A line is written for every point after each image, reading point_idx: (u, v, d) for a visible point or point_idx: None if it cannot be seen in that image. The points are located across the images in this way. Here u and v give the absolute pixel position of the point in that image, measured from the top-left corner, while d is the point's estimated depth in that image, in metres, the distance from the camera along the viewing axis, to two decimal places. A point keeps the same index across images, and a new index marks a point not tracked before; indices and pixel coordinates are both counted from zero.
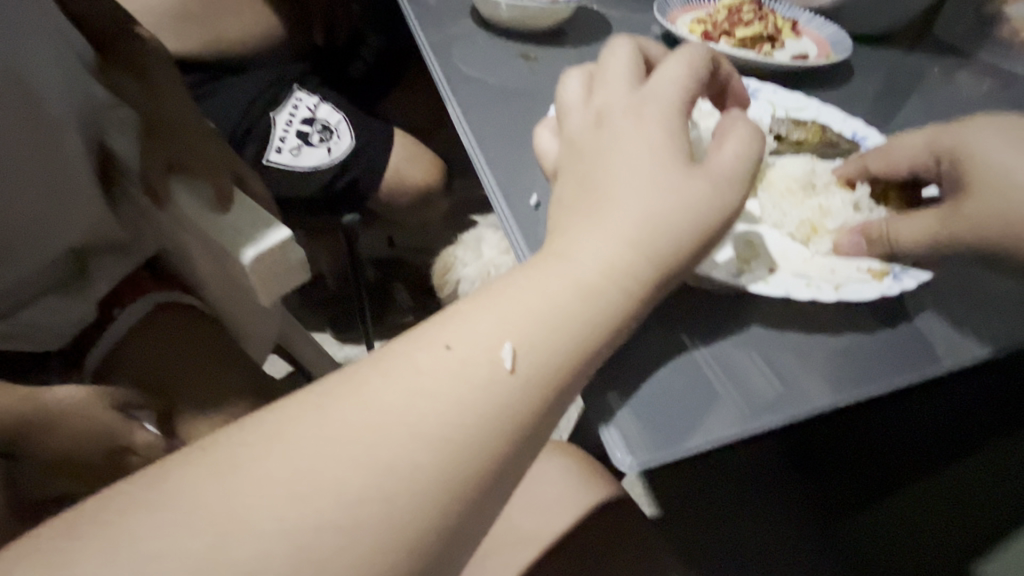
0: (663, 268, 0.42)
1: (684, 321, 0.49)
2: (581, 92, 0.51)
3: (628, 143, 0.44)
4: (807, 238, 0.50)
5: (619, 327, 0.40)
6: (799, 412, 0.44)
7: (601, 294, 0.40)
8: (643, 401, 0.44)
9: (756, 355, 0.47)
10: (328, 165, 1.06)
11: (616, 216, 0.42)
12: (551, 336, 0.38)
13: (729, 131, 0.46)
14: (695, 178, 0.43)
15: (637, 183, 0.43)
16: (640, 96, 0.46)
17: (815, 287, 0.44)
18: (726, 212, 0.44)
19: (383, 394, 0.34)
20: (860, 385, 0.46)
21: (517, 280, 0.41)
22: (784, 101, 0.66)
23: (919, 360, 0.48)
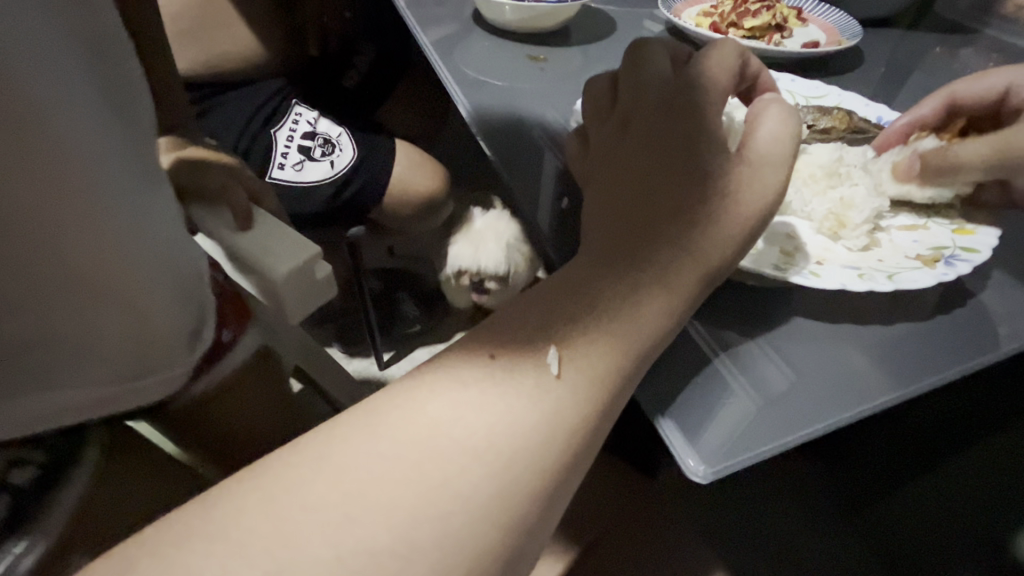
0: (710, 260, 0.39)
1: (729, 317, 0.45)
2: (606, 83, 0.48)
3: (660, 133, 0.41)
4: (836, 233, 0.47)
5: (666, 327, 0.38)
6: (865, 406, 0.40)
7: (646, 292, 0.37)
8: (696, 400, 0.40)
9: (804, 350, 0.44)
10: (331, 179, 1.05)
11: (653, 208, 0.39)
12: (601, 340, 0.36)
13: (763, 113, 0.42)
14: (732, 164, 0.39)
15: (673, 172, 0.39)
16: (667, 88, 0.43)
17: (870, 278, 0.41)
18: (771, 196, 0.39)
19: (430, 407, 0.32)
20: (917, 377, 0.43)
21: (559, 282, 0.38)
22: (803, 89, 0.65)
23: (967, 350, 0.45)
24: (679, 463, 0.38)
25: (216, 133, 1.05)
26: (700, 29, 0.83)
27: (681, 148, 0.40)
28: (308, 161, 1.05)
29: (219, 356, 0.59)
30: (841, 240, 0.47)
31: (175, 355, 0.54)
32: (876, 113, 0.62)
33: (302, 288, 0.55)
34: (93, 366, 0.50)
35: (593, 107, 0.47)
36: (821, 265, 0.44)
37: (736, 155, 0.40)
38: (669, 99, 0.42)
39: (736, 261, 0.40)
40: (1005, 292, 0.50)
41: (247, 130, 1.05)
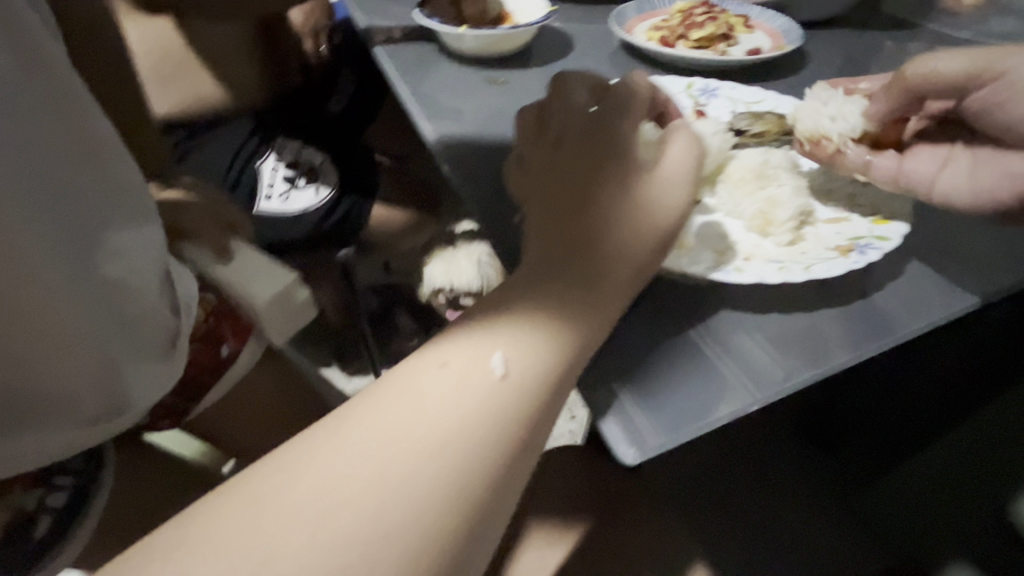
0: (631, 267, 0.42)
1: (673, 310, 0.47)
2: (534, 112, 0.51)
3: (585, 156, 0.45)
4: (764, 230, 0.51)
5: (603, 326, 0.40)
6: (790, 386, 0.42)
7: (580, 295, 0.39)
8: (631, 392, 0.42)
9: (733, 338, 0.45)
10: (316, 206, 1.10)
11: (584, 225, 0.42)
12: (542, 341, 0.37)
13: (670, 133, 0.47)
14: (641, 181, 0.44)
15: (600, 189, 0.43)
16: (588, 116, 0.48)
17: (786, 270, 0.46)
18: (680, 206, 0.44)
19: (381, 413, 0.33)
20: (842, 355, 0.44)
21: (501, 294, 0.40)
22: (743, 96, 0.69)
23: (891, 326, 0.46)
24: (617, 454, 0.39)
25: (209, 167, 1.10)
26: (651, 43, 0.88)
27: (603, 169, 0.44)
28: (293, 190, 1.11)
29: (222, 369, 0.69)
30: (769, 236, 0.51)
31: (158, 365, 0.59)
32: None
33: (285, 311, 0.59)
34: (77, 397, 0.52)
35: (520, 134, 0.50)
36: (747, 261, 0.48)
37: (646, 172, 0.44)
38: (588, 127, 0.47)
39: (660, 260, 0.44)
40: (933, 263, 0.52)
41: (234, 165, 1.11)
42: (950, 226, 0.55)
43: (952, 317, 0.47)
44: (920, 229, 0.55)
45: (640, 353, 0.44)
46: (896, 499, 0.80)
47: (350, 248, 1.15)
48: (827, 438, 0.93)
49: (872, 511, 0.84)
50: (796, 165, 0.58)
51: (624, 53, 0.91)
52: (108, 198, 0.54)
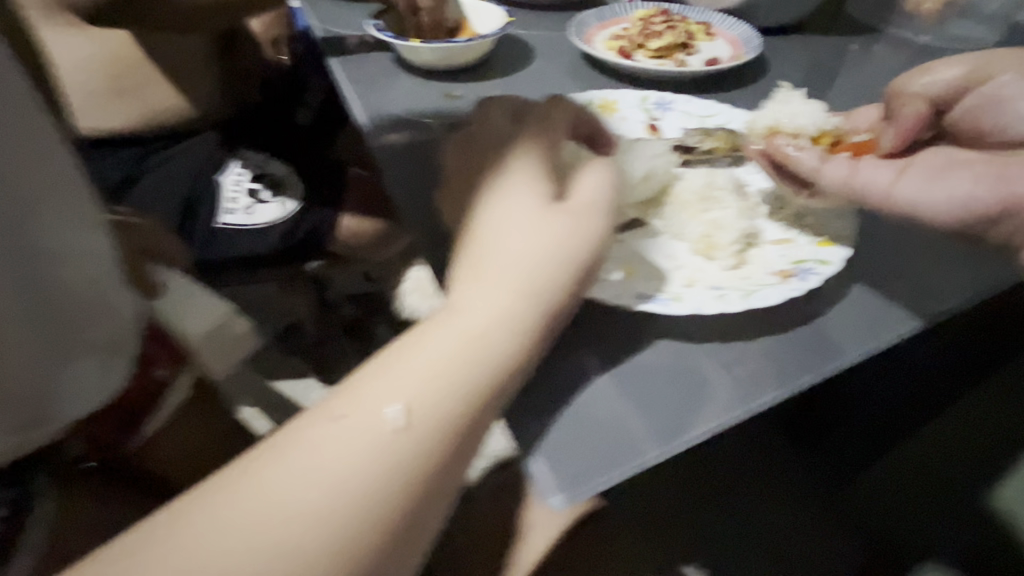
0: (553, 300, 0.39)
1: (617, 341, 0.46)
2: (461, 140, 0.50)
3: (500, 186, 0.43)
4: (706, 255, 0.51)
5: (522, 365, 0.37)
6: (724, 421, 0.41)
7: (496, 334, 0.37)
8: (561, 431, 0.40)
9: (668, 369, 0.44)
10: (283, 218, 1.06)
11: (495, 259, 0.40)
12: (446, 387, 0.34)
13: (588, 163, 0.45)
14: (554, 210, 0.41)
15: (513, 223, 0.41)
16: (509, 143, 0.45)
17: (721, 299, 0.45)
18: (597, 234, 0.42)
19: (270, 476, 0.30)
20: (778, 386, 0.43)
21: (411, 337, 0.38)
22: (697, 109, 0.68)
23: (829, 353, 0.45)
24: (545, 499, 0.38)
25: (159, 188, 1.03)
26: (609, 53, 0.86)
27: (515, 199, 0.42)
28: (257, 204, 1.06)
29: (153, 398, 0.60)
30: (713, 260, 0.50)
31: (94, 369, 0.52)
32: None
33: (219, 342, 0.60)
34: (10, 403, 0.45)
35: (447, 165, 0.50)
36: (684, 290, 0.47)
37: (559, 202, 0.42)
38: (501, 155, 0.45)
39: (580, 296, 0.41)
40: (877, 282, 0.51)
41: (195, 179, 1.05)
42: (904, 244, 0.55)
43: (891, 341, 0.47)
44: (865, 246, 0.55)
45: (572, 387, 0.43)
46: (876, 487, 0.69)
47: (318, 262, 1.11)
48: (804, 435, 0.87)
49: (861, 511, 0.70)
50: (741, 185, 0.57)
51: (584, 63, 0.89)
52: (52, 193, 0.49)
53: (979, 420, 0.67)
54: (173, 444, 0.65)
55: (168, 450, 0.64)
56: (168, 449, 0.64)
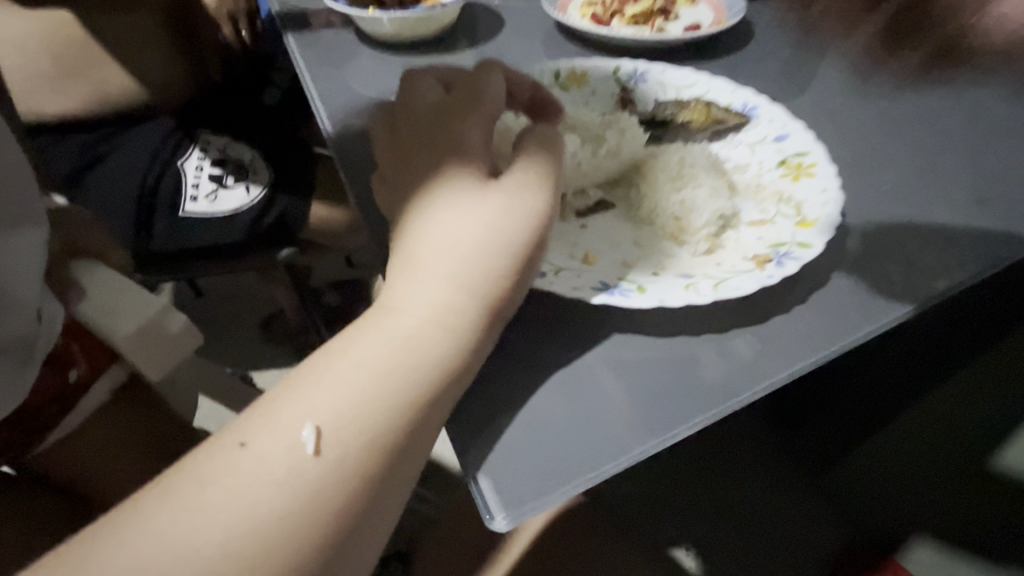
0: (492, 295, 0.35)
1: (581, 338, 0.42)
2: (388, 117, 0.44)
3: (435, 168, 0.38)
4: (678, 239, 0.46)
5: (457, 371, 0.33)
6: (690, 424, 0.37)
7: (426, 338, 0.32)
8: (509, 442, 0.36)
9: (631, 365, 0.40)
10: (250, 205, 0.96)
11: (428, 250, 0.35)
12: (360, 400, 0.30)
13: (529, 134, 0.40)
14: (489, 192, 0.36)
15: (446, 209, 0.36)
16: (443, 118, 0.40)
17: (689, 290, 0.40)
18: (540, 216, 0.37)
19: (154, 524, 0.26)
20: (751, 383, 0.39)
21: (327, 347, 0.33)
22: (673, 79, 0.61)
23: (810, 344, 0.41)
24: (490, 520, 0.34)
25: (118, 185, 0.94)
26: (583, 21, 0.80)
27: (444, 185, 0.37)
28: (221, 189, 0.96)
29: (70, 398, 0.56)
30: (684, 244, 0.46)
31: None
32: (783, 130, 0.54)
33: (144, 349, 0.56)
34: None
35: (378, 146, 0.44)
36: (651, 280, 0.42)
37: (495, 182, 0.37)
38: (430, 136, 0.39)
39: (529, 282, 0.37)
40: (862, 269, 0.47)
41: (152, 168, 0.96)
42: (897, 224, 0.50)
43: (876, 329, 0.42)
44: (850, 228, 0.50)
45: (523, 392, 0.39)
46: (863, 470, 0.69)
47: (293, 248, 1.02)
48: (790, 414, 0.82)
49: (850, 492, 0.70)
50: (716, 162, 0.52)
51: (557, 33, 0.83)
52: None
53: (964, 405, 0.62)
54: (96, 448, 0.59)
55: (86, 456, 0.58)
56: (86, 454, 0.58)
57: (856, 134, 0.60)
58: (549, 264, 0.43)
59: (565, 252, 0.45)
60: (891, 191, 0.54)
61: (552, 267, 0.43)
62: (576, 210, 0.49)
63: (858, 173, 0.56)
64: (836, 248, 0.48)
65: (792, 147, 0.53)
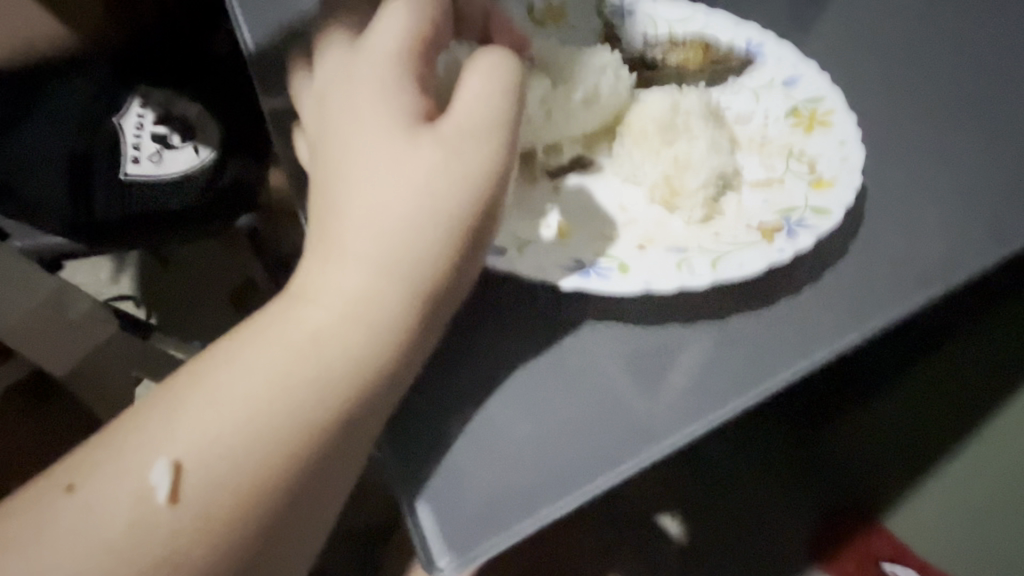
0: (423, 282, 0.27)
1: (547, 334, 0.34)
2: (303, 56, 0.34)
3: (348, 112, 0.29)
4: (666, 204, 0.39)
5: (377, 380, 0.26)
6: (665, 446, 0.31)
7: (330, 343, 0.26)
8: (454, 463, 0.30)
9: (605, 364, 0.33)
10: (201, 167, 0.65)
11: (337, 227, 0.27)
12: (238, 430, 0.24)
13: (474, 63, 0.30)
14: (420, 148, 0.27)
15: (360, 172, 0.28)
16: (358, 50, 0.30)
17: (678, 275, 0.33)
18: (487, 180, 0.28)
19: None
20: (740, 390, 0.33)
21: (210, 351, 0.27)
22: (668, 10, 0.50)
23: (817, 338, 0.35)
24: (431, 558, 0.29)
25: (43, 155, 0.62)
26: None
27: (363, 135, 0.28)
28: (164, 151, 0.65)
29: None
30: (675, 210, 0.38)
31: None
32: (794, 72, 0.45)
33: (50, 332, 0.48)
34: None
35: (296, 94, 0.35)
36: (632, 257, 0.35)
37: (427, 131, 0.28)
38: (345, 71, 0.30)
39: (474, 265, 0.28)
40: (889, 237, 0.39)
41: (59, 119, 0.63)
42: (936, 181, 0.41)
43: (894, 319, 0.36)
44: (881, 184, 0.41)
45: (474, 397, 0.32)
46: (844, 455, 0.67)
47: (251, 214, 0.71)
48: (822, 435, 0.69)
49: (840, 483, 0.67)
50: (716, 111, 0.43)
51: None
52: None
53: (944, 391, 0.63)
54: None
55: None
56: None
57: (910, 59, 0.48)
58: (513, 238, 0.36)
59: (533, 222, 0.37)
60: (940, 137, 0.43)
61: (516, 241, 0.35)
62: (548, 170, 0.41)
63: (903, 113, 0.44)
64: (859, 208, 0.39)
65: (804, 92, 0.44)
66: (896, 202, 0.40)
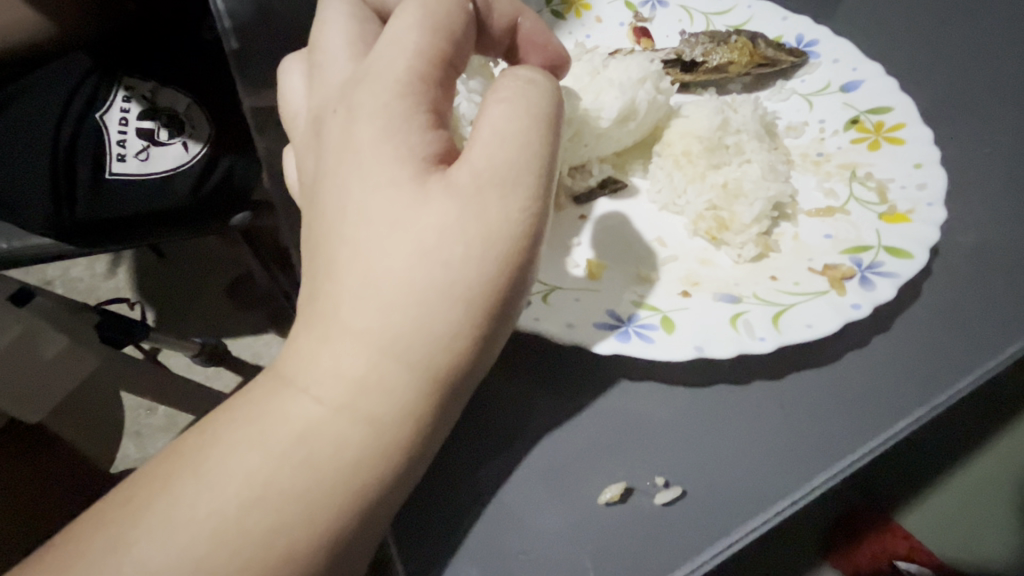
0: (436, 367, 0.22)
1: (577, 400, 0.30)
2: (295, 72, 0.29)
3: (344, 154, 0.24)
4: (714, 238, 0.34)
5: (378, 487, 0.22)
6: (717, 545, 0.26)
7: (321, 455, 0.21)
8: (471, 556, 0.26)
9: (646, 432, 0.29)
10: (194, 165, 0.53)
11: (329, 302, 0.22)
12: (204, 561, 0.20)
13: (497, 88, 0.24)
14: (430, 200, 0.22)
15: (358, 232, 0.23)
16: (355, 72, 0.24)
17: (735, 338, 0.27)
18: (513, 239, 0.22)
19: None
20: (803, 472, 0.28)
21: (177, 448, 0.23)
22: (703, 3, 0.45)
23: (897, 401, 0.29)
24: None
25: (21, 158, 0.51)
26: None
27: (361, 181, 0.23)
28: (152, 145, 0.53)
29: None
30: (723, 246, 0.33)
31: None
32: (855, 76, 0.39)
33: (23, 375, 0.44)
34: None
35: (286, 112, 0.29)
36: (678, 309, 0.30)
37: (439, 178, 0.22)
38: (341, 99, 0.24)
39: (496, 341, 0.24)
40: (976, 277, 0.33)
41: (25, 104, 0.53)
42: None
43: (985, 378, 0.30)
44: (960, 212, 0.35)
45: (495, 473, 0.28)
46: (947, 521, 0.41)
47: (248, 214, 0.57)
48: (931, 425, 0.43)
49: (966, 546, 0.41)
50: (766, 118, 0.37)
51: None
52: None
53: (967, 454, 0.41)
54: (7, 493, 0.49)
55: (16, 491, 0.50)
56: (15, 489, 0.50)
57: (990, 59, 0.41)
58: (541, 282, 0.31)
59: (561, 260, 0.33)
60: None
61: (543, 287, 0.31)
62: (574, 194, 0.36)
63: (982, 123, 0.39)
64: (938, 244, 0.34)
65: (868, 100, 0.38)
66: (984, 236, 0.34)
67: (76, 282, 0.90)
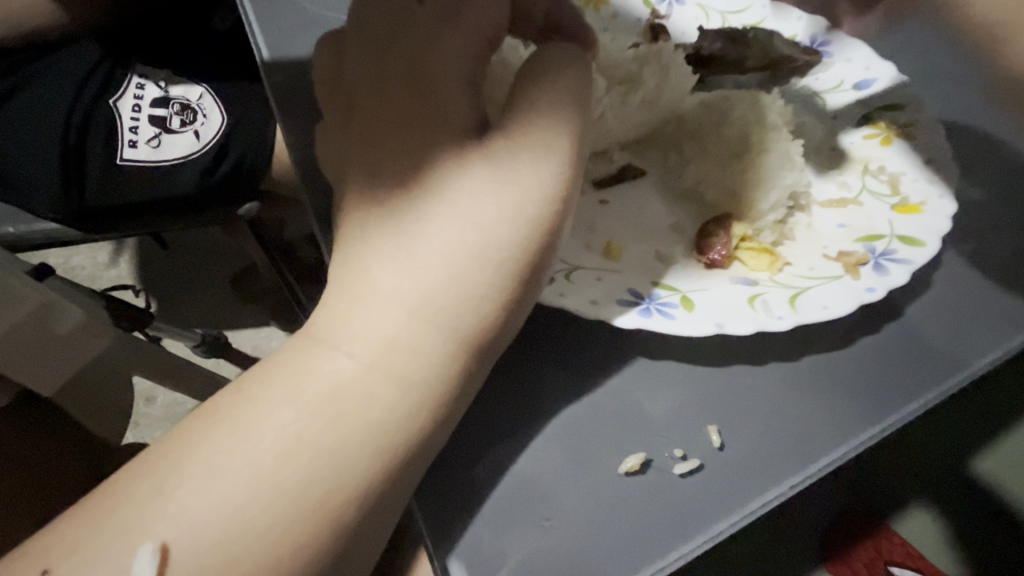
0: (466, 330, 0.23)
1: (597, 378, 0.30)
2: (329, 49, 0.29)
3: (381, 122, 0.24)
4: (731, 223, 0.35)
5: (407, 447, 0.23)
6: (734, 516, 0.27)
7: (355, 412, 0.22)
8: (493, 522, 0.26)
9: (664, 406, 0.30)
10: (202, 150, 0.53)
11: (366, 264, 0.23)
12: (239, 511, 0.21)
13: (532, 63, 0.24)
14: (464, 167, 0.23)
15: (396, 196, 0.23)
16: (394, 46, 0.25)
17: (756, 316, 0.28)
18: (542, 210, 0.23)
19: None
20: (818, 448, 0.29)
21: (206, 409, 0.23)
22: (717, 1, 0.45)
23: (909, 384, 0.30)
24: None
25: (36, 135, 0.51)
26: None
27: (397, 148, 0.24)
28: (164, 132, 0.53)
29: None
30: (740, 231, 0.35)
31: None
32: (867, 74, 0.41)
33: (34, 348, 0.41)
34: None
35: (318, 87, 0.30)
36: (699, 289, 0.31)
37: (474, 146, 0.23)
38: (380, 71, 0.25)
39: (524, 308, 0.25)
40: (982, 272, 0.34)
41: (39, 86, 0.53)
42: None
43: (994, 363, 0.31)
44: (963, 213, 0.36)
45: (514, 446, 0.28)
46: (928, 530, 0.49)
47: (255, 203, 0.54)
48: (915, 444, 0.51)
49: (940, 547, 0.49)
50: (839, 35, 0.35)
51: None
52: None
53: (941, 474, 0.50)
54: None
55: None
56: None
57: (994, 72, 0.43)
58: (560, 261, 0.32)
59: (580, 241, 0.33)
60: None
61: (563, 266, 0.31)
62: (593, 180, 0.37)
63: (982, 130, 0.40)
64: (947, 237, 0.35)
65: (880, 98, 0.39)
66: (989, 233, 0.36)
67: (76, 270, 0.89)
